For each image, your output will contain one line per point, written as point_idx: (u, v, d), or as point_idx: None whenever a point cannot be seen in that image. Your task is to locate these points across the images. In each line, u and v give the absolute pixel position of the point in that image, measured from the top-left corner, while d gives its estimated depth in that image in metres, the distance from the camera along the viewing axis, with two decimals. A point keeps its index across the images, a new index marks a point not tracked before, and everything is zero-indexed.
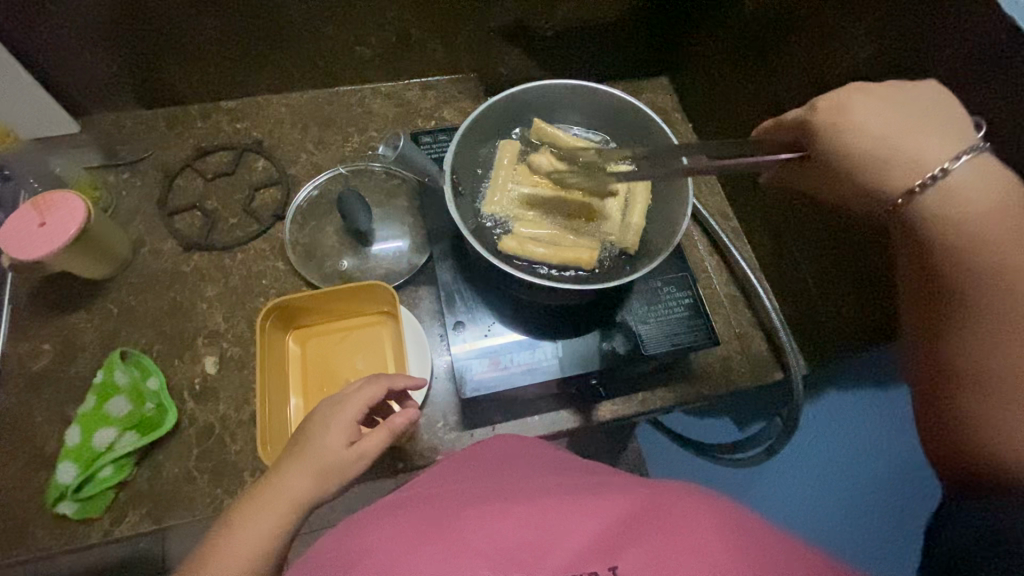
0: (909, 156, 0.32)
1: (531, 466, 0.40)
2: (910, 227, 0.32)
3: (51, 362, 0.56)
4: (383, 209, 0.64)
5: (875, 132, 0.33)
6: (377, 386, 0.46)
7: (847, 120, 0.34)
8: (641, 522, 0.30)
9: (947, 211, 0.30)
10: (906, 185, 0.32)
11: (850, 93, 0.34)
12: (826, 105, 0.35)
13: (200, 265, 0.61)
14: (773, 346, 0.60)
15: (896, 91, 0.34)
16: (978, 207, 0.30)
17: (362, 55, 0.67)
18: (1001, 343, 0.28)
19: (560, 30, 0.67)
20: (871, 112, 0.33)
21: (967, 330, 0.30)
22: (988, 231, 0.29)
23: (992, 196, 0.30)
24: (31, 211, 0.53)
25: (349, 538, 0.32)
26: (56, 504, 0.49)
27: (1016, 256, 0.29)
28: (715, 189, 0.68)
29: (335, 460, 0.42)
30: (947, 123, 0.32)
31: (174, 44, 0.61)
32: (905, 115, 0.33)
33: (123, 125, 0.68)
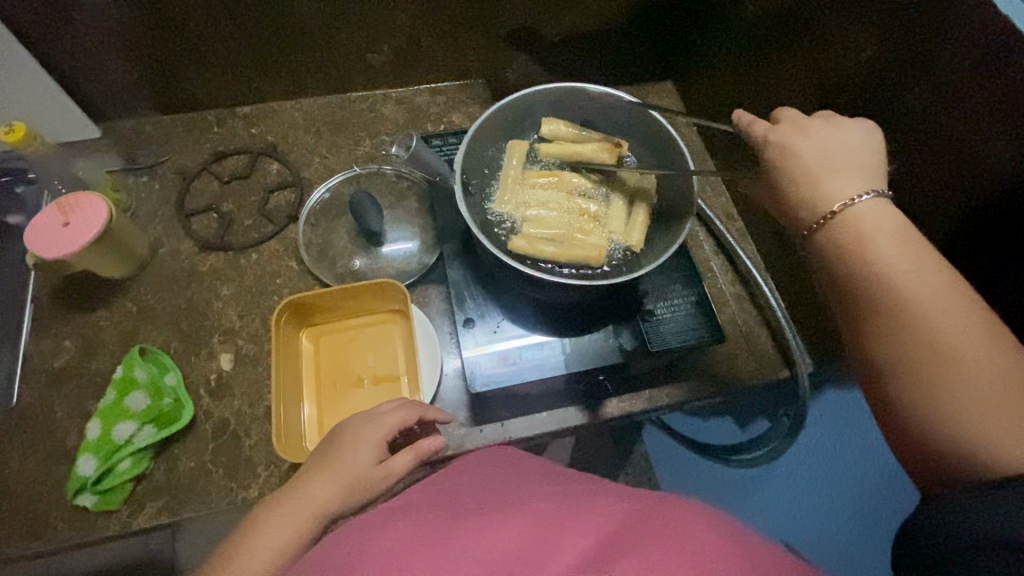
0: (828, 188, 0.37)
1: (528, 477, 0.41)
2: (820, 253, 0.37)
3: (71, 359, 0.57)
4: (393, 210, 0.65)
5: (808, 163, 0.39)
6: (411, 412, 0.47)
7: (790, 157, 0.39)
8: (636, 534, 0.30)
9: (840, 239, 0.36)
10: (817, 214, 0.37)
11: (797, 130, 0.40)
12: (776, 140, 0.40)
13: (216, 265, 0.62)
14: (779, 344, 0.61)
15: (833, 132, 0.40)
16: (870, 231, 0.35)
17: (373, 61, 0.69)
18: (894, 345, 0.32)
19: (566, 37, 0.68)
20: (809, 150, 0.39)
21: (871, 333, 0.33)
22: (876, 250, 0.34)
23: (874, 224, 0.35)
24: (56, 212, 0.55)
25: (353, 537, 0.33)
26: (76, 496, 0.50)
27: (901, 267, 0.33)
28: (720, 190, 0.69)
29: (364, 476, 0.44)
30: (871, 165, 0.38)
31: (192, 52, 0.63)
32: (841, 155, 0.38)
33: (142, 130, 0.70)
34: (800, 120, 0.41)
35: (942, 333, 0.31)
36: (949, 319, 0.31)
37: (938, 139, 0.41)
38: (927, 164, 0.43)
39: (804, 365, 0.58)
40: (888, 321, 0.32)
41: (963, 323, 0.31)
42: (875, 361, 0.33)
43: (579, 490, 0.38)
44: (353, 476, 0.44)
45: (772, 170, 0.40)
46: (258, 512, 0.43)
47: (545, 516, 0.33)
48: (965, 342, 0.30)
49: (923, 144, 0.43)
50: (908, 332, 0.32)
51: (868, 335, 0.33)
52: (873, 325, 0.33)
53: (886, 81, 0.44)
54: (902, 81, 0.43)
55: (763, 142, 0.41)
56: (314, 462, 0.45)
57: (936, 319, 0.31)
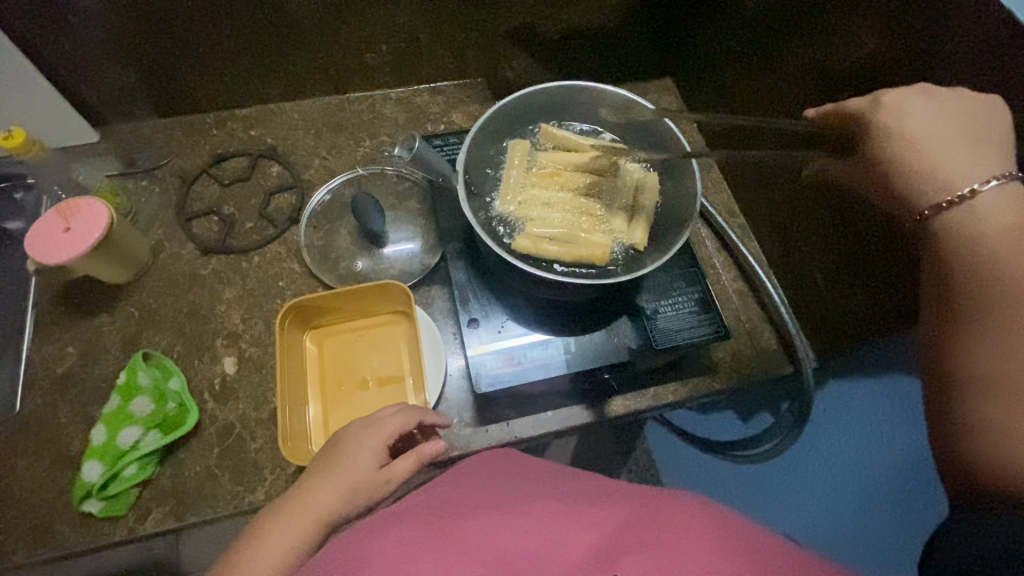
0: (944, 165, 0.34)
1: (531, 476, 0.41)
2: (934, 236, 0.33)
3: (74, 364, 0.57)
4: (395, 211, 0.65)
5: (920, 133, 0.35)
6: (411, 417, 0.47)
7: (905, 123, 0.36)
8: (641, 532, 0.30)
9: (967, 226, 0.32)
10: (943, 191, 0.33)
11: (914, 96, 0.37)
12: (889, 105, 0.37)
13: (217, 268, 0.62)
14: (782, 340, 0.61)
15: (963, 101, 0.36)
16: (1007, 227, 0.31)
17: (372, 61, 0.69)
18: (1002, 352, 0.29)
19: (566, 34, 0.68)
20: (925, 118, 0.35)
21: (982, 337, 0.30)
22: (1011, 249, 0.30)
23: (1011, 220, 0.31)
24: (57, 217, 0.55)
25: (357, 539, 0.33)
26: (83, 501, 0.50)
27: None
28: (721, 187, 0.69)
29: (364, 480, 0.44)
30: (997, 141, 0.34)
31: (190, 55, 0.63)
32: (961, 128, 0.34)
33: (141, 134, 0.69)
34: (922, 86, 0.37)
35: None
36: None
37: None
38: None
39: (807, 361, 0.58)
40: (1007, 327, 0.29)
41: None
42: (975, 364, 0.29)
43: (580, 488, 0.38)
44: (357, 482, 0.43)
45: (882, 137, 0.36)
46: (264, 518, 0.43)
47: (547, 517, 0.33)
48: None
49: None
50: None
51: (973, 336, 0.30)
52: (990, 329, 0.29)
53: (888, 77, 0.44)
54: (905, 75, 0.43)
55: (875, 105, 0.37)
56: (321, 466, 0.45)
57: None
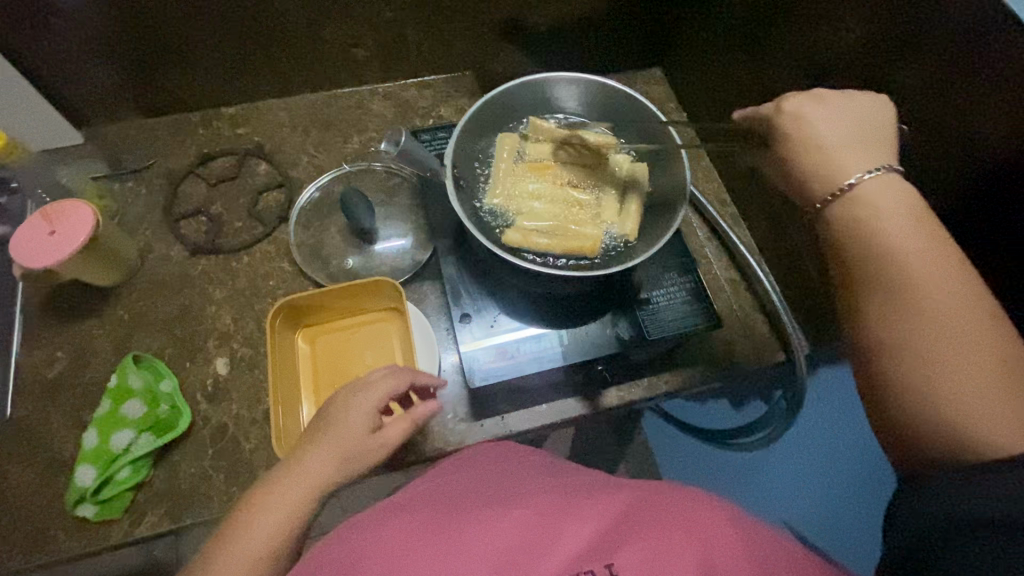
0: (841, 164, 0.34)
1: (528, 470, 0.41)
2: (829, 225, 0.34)
3: (64, 369, 0.56)
4: (385, 207, 0.65)
5: (822, 135, 0.36)
6: (400, 378, 0.46)
7: (806, 127, 0.36)
8: (639, 524, 0.30)
9: (857, 210, 0.33)
10: (830, 187, 0.34)
11: (808, 99, 0.37)
12: (790, 109, 0.37)
13: (207, 268, 0.62)
14: (775, 327, 0.61)
15: (846, 101, 0.37)
16: (884, 205, 0.32)
17: (359, 57, 0.68)
18: (903, 323, 0.30)
19: (553, 26, 0.68)
20: (823, 121, 0.36)
21: (883, 312, 0.30)
22: (886, 226, 0.32)
23: (892, 199, 0.32)
24: (41, 220, 0.54)
25: (351, 536, 0.33)
26: (76, 506, 0.50)
27: (913, 245, 0.31)
28: (712, 176, 0.69)
29: (359, 444, 0.42)
30: (876, 134, 0.36)
31: (174, 54, 0.62)
32: (856, 129, 0.36)
33: (126, 134, 0.69)
34: (811, 90, 0.38)
35: (950, 314, 0.29)
36: (958, 300, 0.29)
37: (931, 115, 0.41)
38: (921, 141, 0.42)
39: (800, 348, 0.58)
40: (895, 297, 0.30)
41: (971, 306, 0.29)
42: (880, 338, 0.30)
43: (578, 480, 0.38)
44: (345, 448, 0.42)
45: (788, 142, 0.37)
46: (247, 500, 0.41)
47: (542, 507, 0.33)
48: (971, 325, 0.28)
49: (915, 122, 0.43)
50: (918, 310, 0.29)
51: (868, 309, 0.31)
52: (888, 302, 0.30)
53: (875, 61, 0.44)
54: (892, 58, 0.43)
55: (777, 111, 0.37)
56: None
57: (943, 299, 0.29)
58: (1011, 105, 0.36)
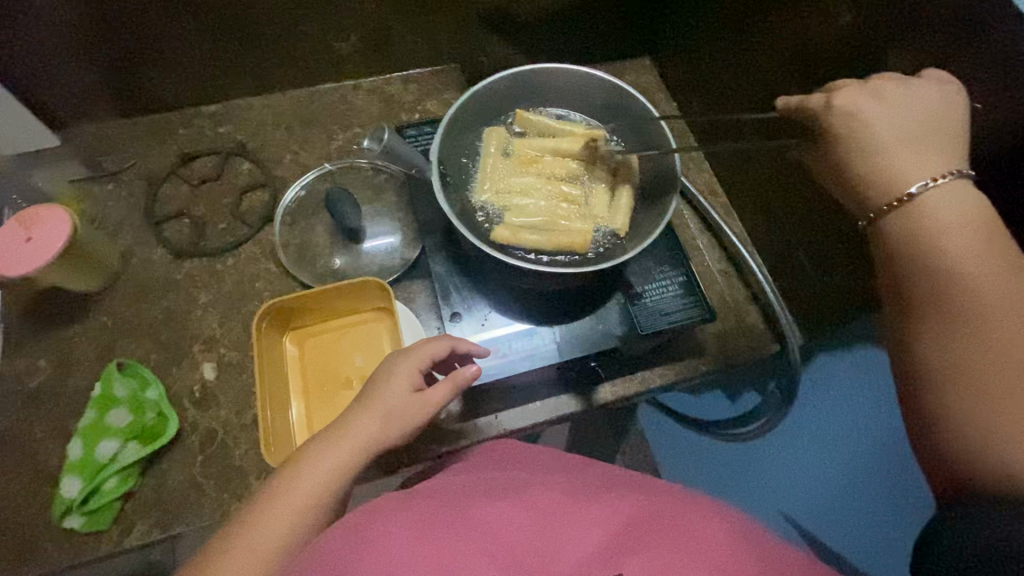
0: (902, 167, 0.33)
1: (536, 468, 0.40)
2: (887, 235, 0.33)
3: (47, 378, 0.55)
4: (372, 205, 0.64)
5: (878, 134, 0.34)
6: (444, 342, 0.46)
7: (859, 127, 0.35)
8: (643, 533, 0.30)
9: (921, 222, 0.32)
10: (890, 196, 0.33)
11: (864, 93, 0.36)
12: (843, 105, 0.36)
13: (191, 271, 0.60)
14: (768, 318, 0.61)
15: (906, 95, 0.35)
16: (951, 221, 0.31)
17: (341, 51, 0.67)
18: (958, 344, 0.30)
19: (538, 17, 0.66)
20: (883, 119, 0.34)
21: (941, 330, 0.30)
22: (952, 244, 0.31)
23: (960, 213, 0.31)
24: (17, 227, 0.53)
25: (356, 526, 0.31)
26: (64, 518, 0.49)
27: (979, 266, 0.30)
28: (703, 166, 0.68)
29: (402, 405, 0.43)
30: (937, 133, 0.34)
31: (149, 52, 0.60)
32: (915, 128, 0.34)
33: (104, 135, 0.67)
34: (869, 81, 0.37)
35: (1014, 340, 0.29)
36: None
37: None
38: None
39: (794, 339, 0.58)
40: (955, 321, 0.30)
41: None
42: (934, 354, 0.30)
43: (580, 480, 0.38)
44: (389, 408, 0.43)
45: (841, 140, 0.36)
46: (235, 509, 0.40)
47: (549, 510, 0.32)
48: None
49: None
50: (979, 338, 0.29)
51: (926, 327, 0.31)
52: (949, 320, 0.30)
53: (869, 46, 0.43)
54: (886, 43, 0.42)
55: (828, 107, 0.36)
56: None
57: (1013, 325, 0.29)
58: (1007, 91, 0.35)
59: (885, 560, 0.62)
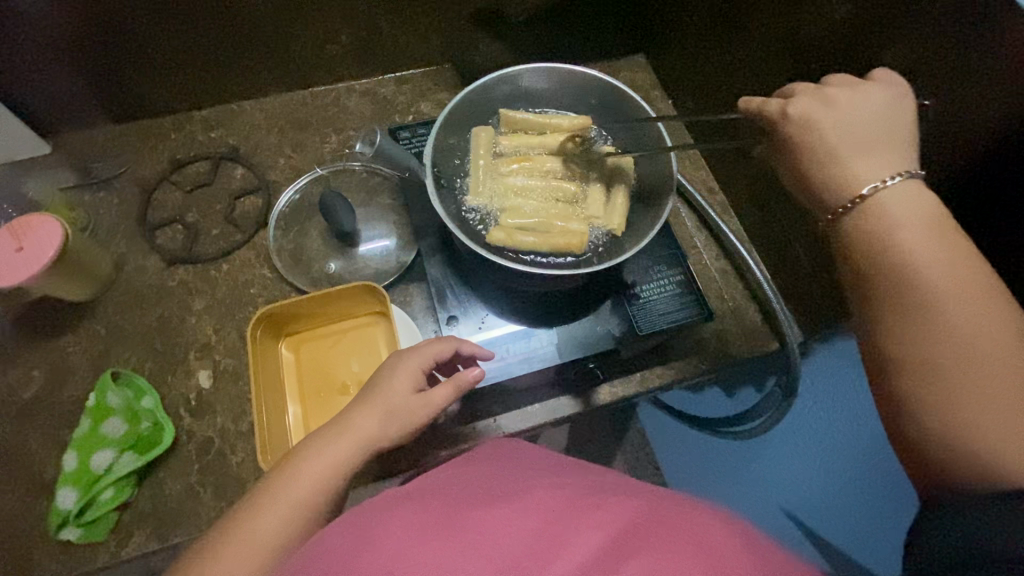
0: (854, 170, 0.34)
1: (541, 466, 0.38)
2: (844, 236, 0.34)
3: (41, 389, 0.55)
4: (367, 208, 0.63)
5: (829, 140, 0.35)
6: (447, 345, 0.47)
7: (812, 134, 0.36)
8: (648, 534, 0.28)
9: (875, 221, 0.33)
10: (843, 199, 0.34)
11: (814, 100, 0.37)
12: (797, 113, 0.37)
13: (185, 278, 0.60)
14: (766, 315, 0.60)
15: (857, 100, 0.36)
16: (902, 218, 0.32)
17: (333, 53, 0.66)
18: (921, 338, 0.30)
19: (531, 15, 0.66)
20: (835, 124, 0.36)
21: (900, 325, 0.31)
22: (905, 241, 0.31)
23: (913, 211, 0.32)
24: (8, 237, 0.52)
25: (351, 529, 0.30)
26: (60, 530, 0.48)
27: (931, 260, 0.31)
28: (699, 164, 0.68)
29: (403, 403, 0.43)
30: (889, 136, 0.35)
31: (138, 56, 0.60)
32: (868, 130, 0.35)
33: (95, 142, 0.66)
34: (820, 87, 0.38)
35: (973, 334, 0.29)
36: (983, 319, 0.29)
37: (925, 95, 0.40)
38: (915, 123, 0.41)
39: (793, 336, 0.57)
40: (913, 315, 0.30)
41: (1000, 325, 0.29)
42: (899, 350, 0.30)
43: (590, 480, 0.36)
44: (391, 406, 0.43)
45: (796, 147, 0.37)
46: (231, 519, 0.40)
47: (550, 509, 0.31)
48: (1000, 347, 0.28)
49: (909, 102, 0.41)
50: (938, 332, 0.29)
51: (890, 322, 0.31)
52: (908, 315, 0.30)
53: (864, 41, 0.43)
54: (882, 38, 0.41)
55: (783, 116, 0.37)
56: None
57: (970, 319, 0.29)
58: (1006, 83, 0.35)
59: (881, 554, 0.62)
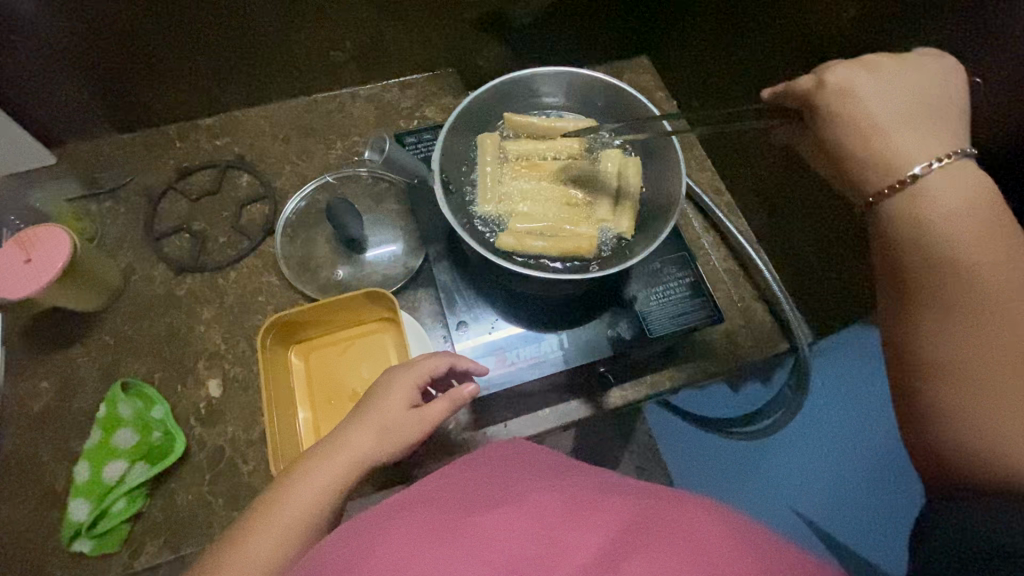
0: (900, 142, 0.32)
1: (552, 469, 0.37)
2: (890, 220, 0.31)
3: (51, 400, 0.55)
4: (373, 214, 0.63)
5: (872, 112, 0.33)
6: (441, 359, 0.46)
7: (853, 102, 0.34)
8: (649, 535, 0.28)
9: (927, 207, 0.30)
10: (889, 178, 0.31)
11: (858, 70, 0.34)
12: (836, 82, 0.35)
13: (193, 287, 0.60)
14: (775, 315, 0.60)
15: (904, 71, 0.34)
16: (955, 206, 0.29)
17: (337, 59, 0.66)
18: (973, 341, 0.28)
19: (535, 18, 0.66)
20: (876, 93, 0.33)
21: (950, 324, 0.28)
22: (952, 230, 0.29)
23: (965, 199, 0.30)
24: (16, 249, 0.52)
25: (356, 536, 0.31)
26: (72, 541, 0.48)
27: (988, 256, 0.28)
28: (705, 164, 0.68)
29: (398, 420, 0.43)
30: (937, 110, 0.33)
31: (143, 66, 0.60)
32: (915, 101, 0.33)
33: (101, 152, 0.66)
34: (863, 56, 0.35)
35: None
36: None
37: None
38: None
39: (803, 337, 0.57)
40: (966, 315, 0.28)
41: None
42: (947, 351, 0.28)
43: (591, 481, 0.35)
44: (385, 421, 0.43)
45: (832, 118, 0.34)
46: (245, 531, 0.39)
47: (549, 510, 0.30)
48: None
49: None
50: (993, 337, 0.27)
51: (937, 320, 0.29)
52: (959, 314, 0.28)
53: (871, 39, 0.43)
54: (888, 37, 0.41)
55: (821, 84, 0.35)
56: None
57: (1022, 323, 0.27)
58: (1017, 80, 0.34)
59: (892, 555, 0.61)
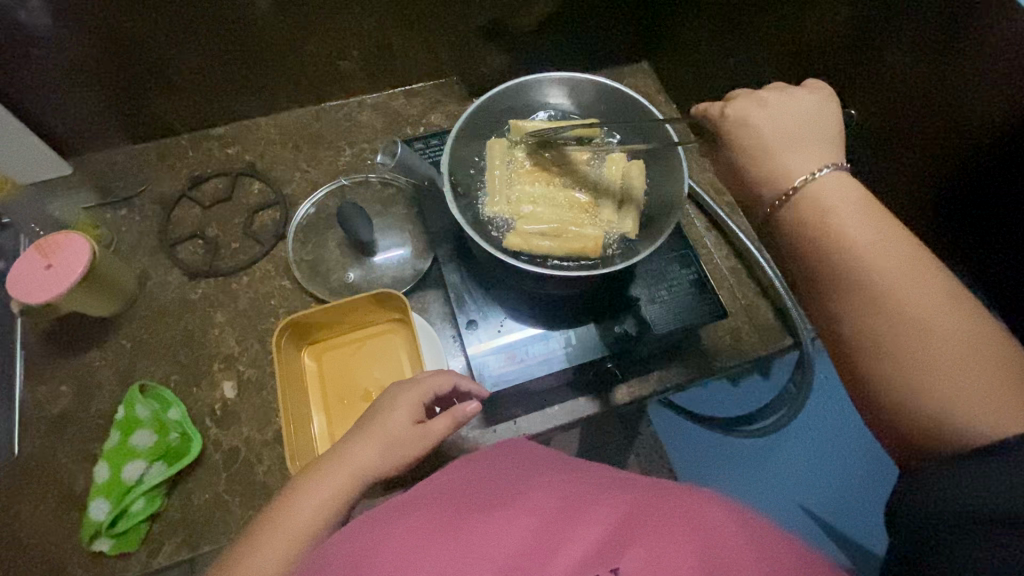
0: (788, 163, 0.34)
1: (535, 466, 0.38)
2: (788, 225, 0.33)
3: (70, 403, 0.56)
4: (382, 218, 0.65)
5: (768, 144, 0.35)
6: (444, 379, 0.47)
7: (748, 132, 0.36)
8: (647, 523, 0.29)
9: (813, 209, 0.32)
10: (778, 193, 0.34)
11: (751, 102, 0.37)
12: (732, 116, 0.37)
13: (206, 291, 0.61)
14: (779, 312, 0.61)
15: (787, 100, 0.36)
16: (833, 202, 0.32)
17: (345, 68, 0.68)
18: (871, 321, 0.29)
19: (537, 26, 0.67)
20: (767, 123, 0.36)
21: (853, 312, 0.30)
22: (840, 219, 0.31)
23: (843, 196, 0.32)
24: (36, 255, 0.53)
25: (360, 535, 0.31)
26: (92, 541, 0.49)
27: (865, 241, 0.30)
28: (706, 166, 0.69)
29: (402, 435, 0.43)
30: (820, 134, 0.35)
31: (158, 78, 0.62)
32: (801, 129, 0.35)
33: (116, 161, 0.68)
34: (753, 91, 0.38)
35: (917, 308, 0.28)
36: (924, 290, 0.29)
37: (924, 96, 0.41)
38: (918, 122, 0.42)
39: (807, 333, 0.58)
40: (869, 299, 0.29)
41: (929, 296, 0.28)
42: (859, 336, 0.30)
43: (581, 476, 0.36)
44: (390, 435, 0.43)
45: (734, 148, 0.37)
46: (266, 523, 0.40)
47: (551, 506, 0.31)
48: (935, 294, 0.28)
49: (910, 102, 0.42)
50: (886, 312, 0.29)
51: (844, 313, 0.30)
52: (860, 299, 0.30)
53: (866, 40, 0.44)
54: (883, 37, 0.42)
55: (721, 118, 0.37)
56: None
57: (913, 294, 0.29)
58: (1002, 79, 0.35)
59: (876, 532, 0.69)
